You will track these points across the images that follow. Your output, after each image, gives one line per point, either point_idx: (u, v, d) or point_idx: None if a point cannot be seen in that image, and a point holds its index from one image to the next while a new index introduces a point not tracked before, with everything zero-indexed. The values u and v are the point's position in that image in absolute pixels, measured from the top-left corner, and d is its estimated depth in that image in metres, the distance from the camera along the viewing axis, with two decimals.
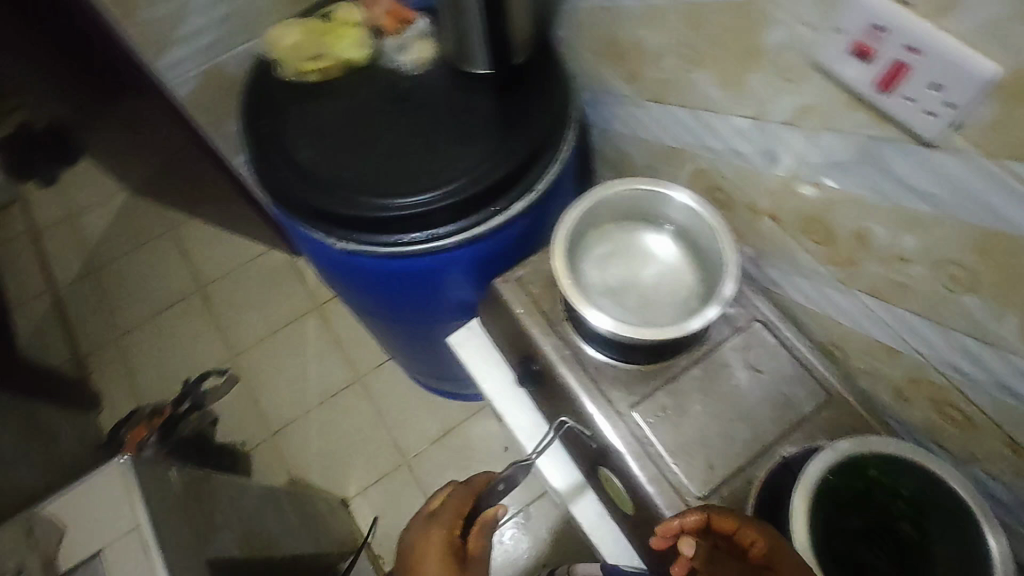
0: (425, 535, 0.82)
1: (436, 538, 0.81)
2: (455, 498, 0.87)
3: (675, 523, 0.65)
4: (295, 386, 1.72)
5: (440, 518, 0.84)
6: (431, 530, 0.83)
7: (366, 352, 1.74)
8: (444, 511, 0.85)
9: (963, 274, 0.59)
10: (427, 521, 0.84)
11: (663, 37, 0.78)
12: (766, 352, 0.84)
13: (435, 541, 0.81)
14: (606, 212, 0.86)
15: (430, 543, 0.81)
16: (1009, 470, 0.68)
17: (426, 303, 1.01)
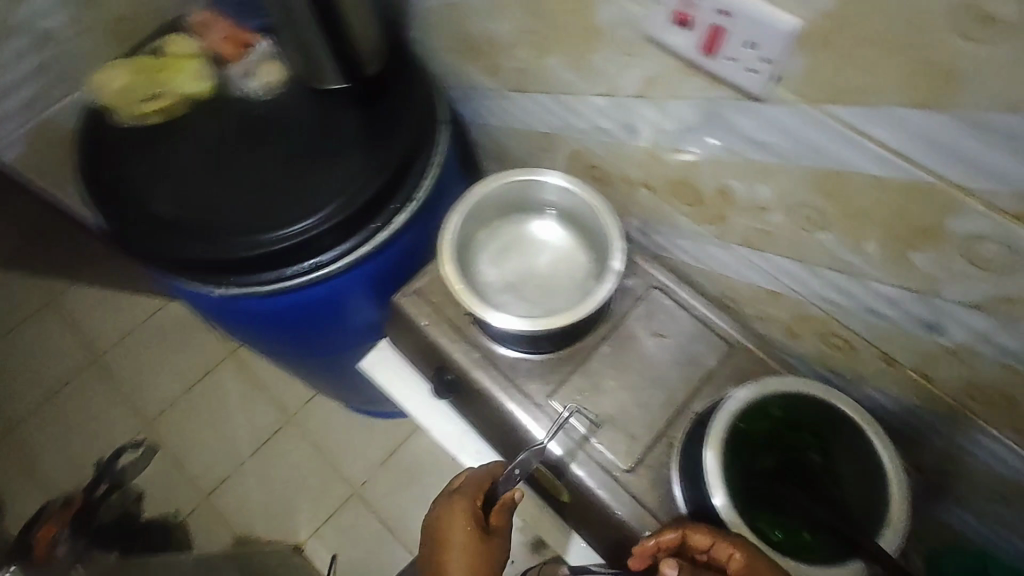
0: (449, 516, 0.79)
1: (460, 520, 0.78)
2: (475, 477, 0.81)
3: (650, 543, 0.69)
4: (223, 440, 1.61)
5: (461, 499, 0.79)
6: (454, 511, 0.79)
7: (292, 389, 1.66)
8: (465, 491, 0.80)
9: (814, 214, 0.63)
10: (449, 500, 0.80)
11: (510, 27, 0.78)
12: (666, 316, 0.87)
13: (458, 524, 0.78)
14: (490, 208, 0.85)
15: (454, 525, 0.78)
16: (890, 382, 0.74)
17: (329, 333, 0.97)
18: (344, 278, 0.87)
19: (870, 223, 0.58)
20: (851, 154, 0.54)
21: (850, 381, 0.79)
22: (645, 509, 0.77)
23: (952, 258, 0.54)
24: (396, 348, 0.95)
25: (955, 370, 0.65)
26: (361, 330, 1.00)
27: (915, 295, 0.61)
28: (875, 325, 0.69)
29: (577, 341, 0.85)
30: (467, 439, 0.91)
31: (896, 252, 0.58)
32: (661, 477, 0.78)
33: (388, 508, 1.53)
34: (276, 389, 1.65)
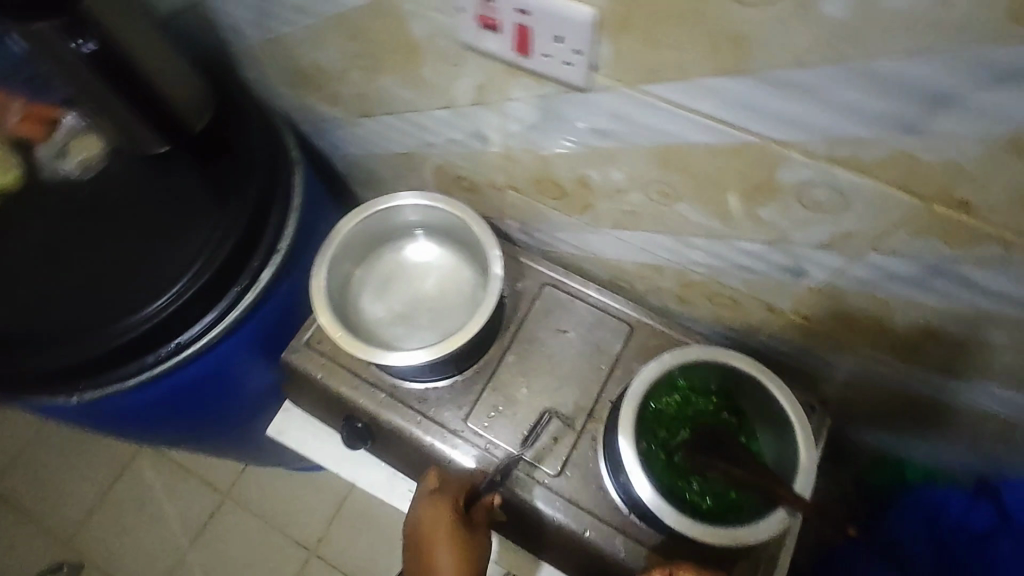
0: (432, 522, 0.73)
1: (444, 524, 0.73)
2: (453, 480, 0.77)
3: None
4: (156, 538, 1.48)
5: (442, 502, 0.74)
6: (435, 516, 0.73)
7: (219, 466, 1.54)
8: (445, 494, 0.75)
9: (666, 188, 0.63)
10: (430, 504, 0.74)
11: (335, 54, 0.74)
12: (565, 310, 0.86)
13: (442, 529, 0.72)
14: (360, 243, 0.82)
15: (438, 530, 0.73)
16: (778, 327, 0.77)
17: (224, 409, 0.89)
18: (221, 349, 0.80)
19: (716, 188, 0.59)
20: (680, 127, 0.55)
21: (746, 332, 0.82)
22: (580, 508, 0.76)
23: (793, 208, 0.56)
24: (301, 406, 0.89)
25: (827, 306, 0.68)
26: (260, 398, 0.92)
27: (774, 246, 0.63)
28: (750, 279, 0.71)
29: (482, 356, 0.83)
30: (396, 479, 0.88)
31: (745, 211, 0.60)
32: (591, 472, 0.78)
33: (351, 557, 1.45)
34: (202, 470, 1.52)
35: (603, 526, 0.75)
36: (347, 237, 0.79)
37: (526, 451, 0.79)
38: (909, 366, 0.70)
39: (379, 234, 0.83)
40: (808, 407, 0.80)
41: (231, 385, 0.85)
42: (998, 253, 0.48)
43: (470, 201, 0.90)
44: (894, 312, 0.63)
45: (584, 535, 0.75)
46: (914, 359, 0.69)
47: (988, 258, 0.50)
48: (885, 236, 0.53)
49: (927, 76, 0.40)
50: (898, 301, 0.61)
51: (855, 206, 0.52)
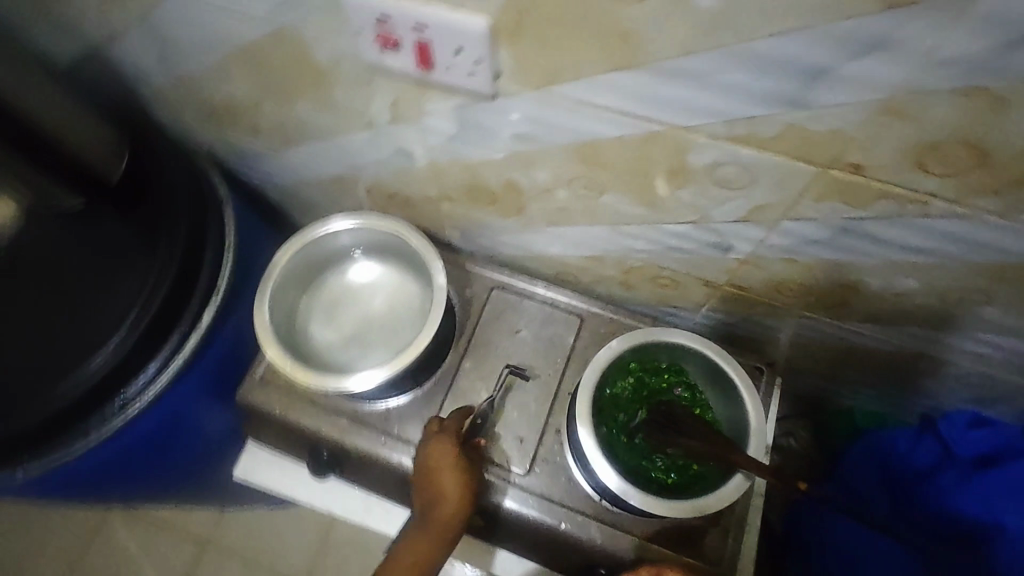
0: (439, 460, 0.73)
1: (450, 461, 0.73)
2: (454, 418, 0.76)
3: None
4: None
5: (448, 441, 0.74)
6: (442, 455, 0.73)
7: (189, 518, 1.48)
8: (449, 432, 0.75)
9: (589, 182, 0.65)
10: (435, 445, 0.74)
11: (246, 86, 0.73)
12: (515, 311, 0.87)
13: (448, 466, 0.73)
14: (302, 272, 0.81)
15: (445, 468, 0.73)
16: (718, 299, 0.80)
17: (183, 459, 0.86)
18: (171, 398, 0.78)
19: (634, 177, 0.61)
20: (591, 123, 0.56)
21: (690, 308, 0.85)
22: (553, 503, 0.77)
23: (708, 187, 0.58)
24: (264, 443, 0.88)
25: (757, 275, 0.71)
26: (221, 442, 0.90)
27: (698, 225, 0.65)
28: (684, 258, 0.73)
29: (439, 367, 0.83)
30: (371, 502, 0.88)
31: (666, 195, 0.62)
32: (559, 466, 0.79)
33: None
34: (173, 524, 1.47)
35: (577, 516, 0.76)
36: (287, 267, 0.78)
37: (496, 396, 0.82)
38: (841, 321, 0.74)
39: (321, 260, 0.83)
40: (757, 372, 0.83)
41: (187, 432, 0.83)
42: (894, 207, 0.52)
43: (407, 215, 0.90)
44: (818, 273, 0.66)
45: (560, 528, 0.76)
46: (844, 314, 0.72)
47: (887, 214, 0.53)
48: (794, 204, 0.56)
49: (805, 53, 0.42)
50: (819, 262, 0.64)
51: (762, 180, 0.55)
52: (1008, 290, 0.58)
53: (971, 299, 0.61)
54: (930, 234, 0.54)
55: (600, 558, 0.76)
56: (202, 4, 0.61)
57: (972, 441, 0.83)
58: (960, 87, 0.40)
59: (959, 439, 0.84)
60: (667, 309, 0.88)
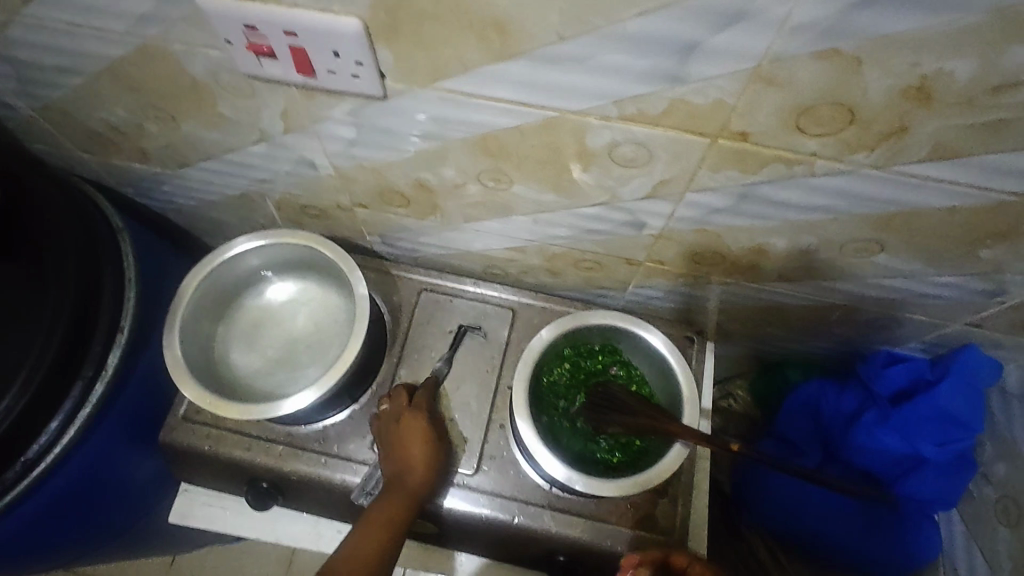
0: (407, 427, 0.73)
1: (420, 430, 0.73)
2: (422, 391, 0.78)
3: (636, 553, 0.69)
4: None
5: (417, 410, 0.75)
6: (412, 422, 0.74)
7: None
8: (417, 403, 0.76)
9: (496, 174, 0.64)
10: (404, 413, 0.74)
11: (123, 109, 0.68)
12: (446, 312, 0.86)
13: (417, 433, 0.73)
14: (214, 299, 0.77)
15: (413, 436, 0.73)
16: (641, 276, 0.81)
17: (114, 514, 0.80)
18: (86, 451, 0.73)
19: (540, 166, 0.61)
20: (485, 116, 0.55)
21: (618, 288, 0.86)
22: (503, 498, 0.76)
23: (610, 168, 0.59)
24: (200, 484, 0.84)
25: (673, 248, 0.72)
26: (154, 487, 0.85)
27: (609, 206, 0.66)
28: (602, 240, 0.74)
29: (374, 378, 0.81)
30: (321, 526, 0.85)
31: (572, 180, 0.62)
32: (506, 460, 0.78)
33: None
34: None
35: (530, 507, 0.76)
36: (196, 295, 0.74)
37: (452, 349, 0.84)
38: (756, 283, 0.77)
39: (235, 284, 0.79)
40: (688, 341, 0.85)
41: (112, 484, 0.78)
42: (783, 170, 0.54)
43: (324, 227, 0.87)
44: (727, 240, 0.68)
45: (514, 522, 0.76)
46: (758, 276, 0.75)
47: (778, 177, 0.55)
48: (693, 177, 0.57)
49: (673, 29, 0.42)
50: (726, 230, 0.66)
51: (659, 156, 0.55)
52: (898, 237, 0.61)
53: (866, 249, 0.65)
54: (820, 192, 0.56)
55: (559, 545, 0.76)
56: (54, 25, 0.57)
57: (889, 378, 0.85)
58: (819, 50, 0.42)
59: (878, 377, 0.86)
60: (596, 291, 0.89)
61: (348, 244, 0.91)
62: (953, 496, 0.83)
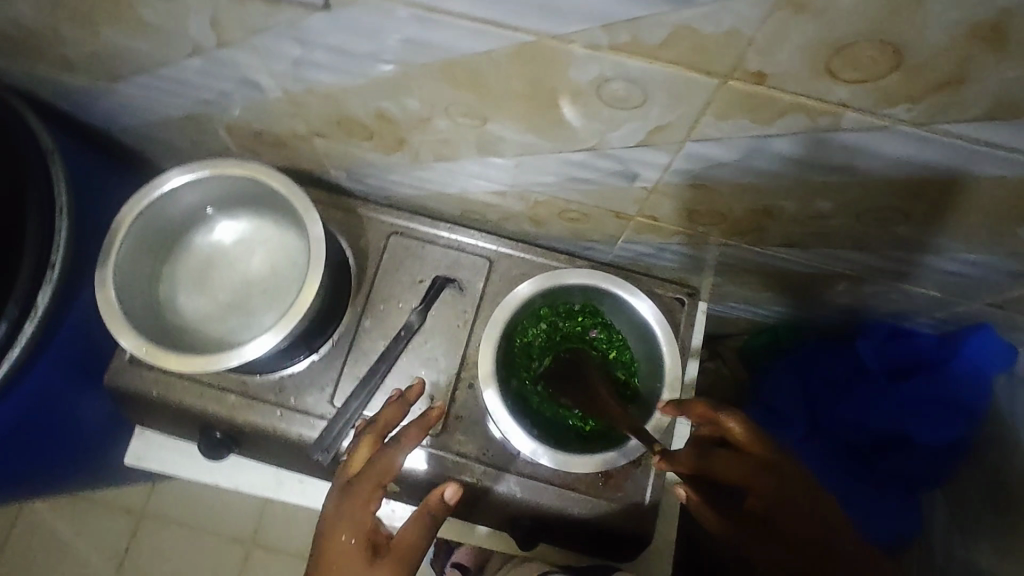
0: (336, 518, 0.59)
1: (346, 528, 0.58)
2: (378, 457, 0.61)
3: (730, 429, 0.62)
4: None
5: (354, 495, 0.59)
6: (344, 510, 0.59)
7: (106, 510, 1.35)
8: (362, 480, 0.60)
9: (467, 109, 0.55)
10: (340, 493, 0.60)
11: (30, 7, 0.58)
12: (417, 260, 0.79)
13: (342, 532, 0.58)
14: (155, 235, 0.69)
15: (339, 532, 0.58)
16: (631, 231, 0.73)
17: (64, 452, 0.77)
18: (22, 389, 0.68)
19: (517, 103, 0.52)
20: (448, 36, 0.46)
21: (606, 242, 0.79)
22: (469, 460, 0.72)
23: (597, 108, 0.50)
24: (154, 427, 0.80)
25: (668, 204, 0.64)
26: (105, 423, 0.81)
27: (596, 152, 0.57)
28: (589, 190, 0.66)
29: (335, 328, 0.75)
30: (282, 475, 0.82)
31: (553, 120, 0.53)
32: (474, 422, 0.74)
33: (294, 539, 1.34)
34: (90, 519, 1.34)
35: (495, 471, 0.72)
36: (134, 233, 0.66)
37: (423, 302, 0.77)
38: (758, 246, 0.69)
39: (178, 218, 0.71)
40: (678, 303, 0.78)
41: (57, 423, 0.73)
42: (804, 122, 0.45)
43: (283, 156, 0.78)
44: (729, 198, 0.60)
45: (477, 485, 0.72)
46: (761, 239, 0.67)
47: (796, 130, 0.46)
48: (695, 124, 0.48)
49: None
50: (729, 186, 0.57)
51: (655, 97, 0.46)
52: (924, 208, 0.53)
53: (887, 219, 0.57)
54: (844, 152, 0.48)
55: (523, 510, 0.73)
56: None
57: (892, 352, 0.81)
58: None
59: (876, 353, 0.82)
60: (581, 244, 0.82)
61: (313, 177, 0.82)
62: (937, 478, 0.80)
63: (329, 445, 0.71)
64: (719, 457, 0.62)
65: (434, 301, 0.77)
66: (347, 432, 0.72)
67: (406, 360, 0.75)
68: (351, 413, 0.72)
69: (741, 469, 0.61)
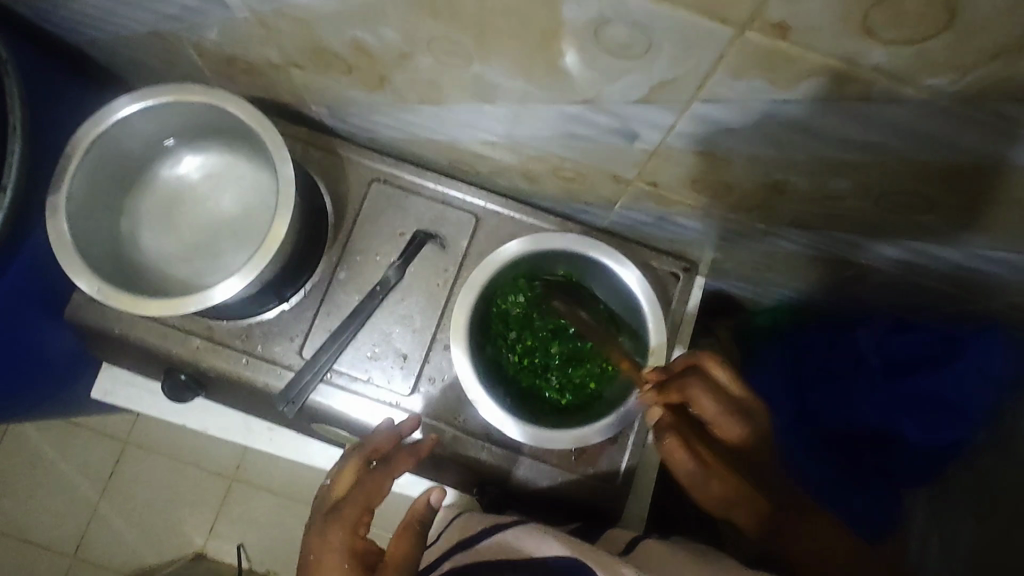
0: (322, 545, 0.57)
1: (336, 553, 0.57)
2: (366, 479, 0.60)
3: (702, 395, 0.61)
4: (45, 518, 1.32)
5: (341, 521, 0.58)
6: (330, 537, 0.58)
7: (91, 437, 1.35)
8: (348, 505, 0.59)
9: (452, 46, 0.49)
10: (325, 521, 0.59)
11: None
12: (399, 210, 0.74)
13: (331, 556, 0.57)
14: (117, 166, 0.65)
15: (329, 559, 0.57)
16: (629, 197, 0.68)
17: (25, 383, 0.75)
18: None
19: (505, 42, 0.46)
20: None
21: (602, 206, 0.73)
22: (440, 424, 0.70)
23: (593, 54, 0.44)
24: (119, 365, 0.77)
25: (669, 170, 0.58)
26: (69, 357, 0.79)
27: (593, 107, 0.51)
28: (585, 148, 0.60)
29: (308, 277, 0.71)
30: (251, 422, 0.80)
31: (545, 65, 0.47)
32: (448, 385, 0.71)
33: (275, 478, 1.33)
34: (74, 443, 1.35)
35: (467, 437, 0.70)
36: (92, 158, 0.61)
37: (402, 257, 0.72)
38: (765, 223, 0.64)
39: (139, 147, 0.66)
40: (673, 278, 0.74)
41: (17, 353, 0.71)
42: (827, 87, 0.39)
43: (260, 85, 0.72)
44: (737, 168, 0.54)
45: (448, 448, 0.70)
46: (768, 216, 0.62)
47: (818, 96, 0.40)
48: (703, 81, 0.42)
49: None
50: (738, 155, 0.52)
51: (659, 45, 0.40)
52: (952, 197, 0.48)
53: (911, 206, 0.51)
54: (870, 125, 0.42)
55: (493, 478, 0.70)
56: None
57: (890, 348, 0.76)
58: None
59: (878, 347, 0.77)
60: (576, 207, 0.76)
61: (293, 111, 0.76)
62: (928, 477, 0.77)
63: (295, 398, 0.68)
64: (707, 395, 0.61)
65: (413, 257, 0.72)
66: (315, 386, 0.69)
67: (380, 316, 0.72)
68: (321, 367, 0.69)
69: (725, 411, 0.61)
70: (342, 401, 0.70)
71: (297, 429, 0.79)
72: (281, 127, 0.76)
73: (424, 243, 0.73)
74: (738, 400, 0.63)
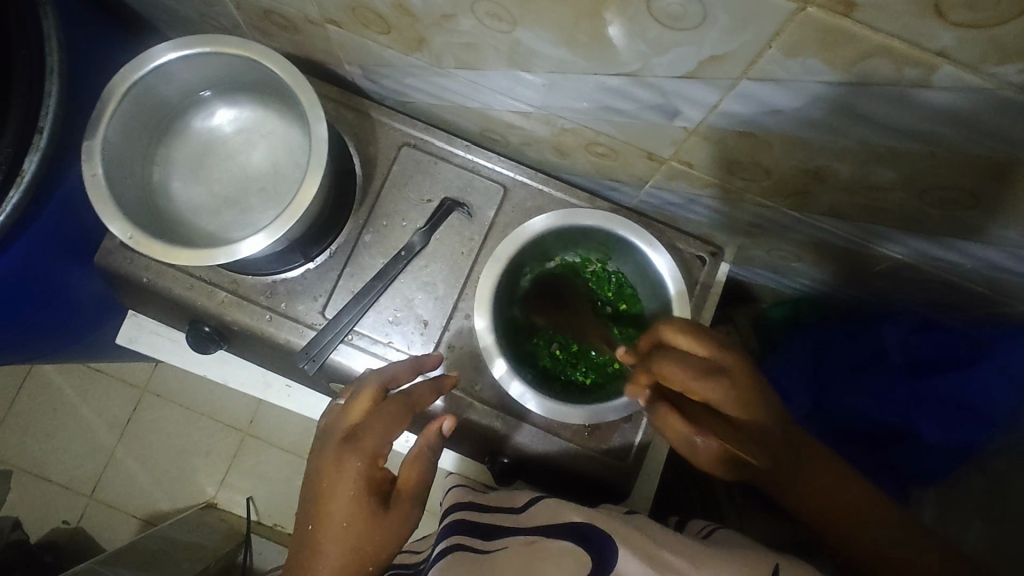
0: (338, 472, 0.57)
1: (350, 481, 0.56)
2: (384, 411, 0.60)
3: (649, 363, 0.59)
4: (66, 457, 1.36)
5: (359, 448, 0.57)
6: (346, 463, 0.57)
7: (111, 384, 1.38)
8: (366, 433, 0.58)
9: (497, 8, 0.48)
10: (342, 447, 0.58)
11: None
12: (427, 176, 0.74)
13: (347, 483, 0.56)
14: (151, 113, 0.65)
15: (345, 485, 0.56)
16: (660, 176, 0.67)
17: (54, 324, 0.77)
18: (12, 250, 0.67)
19: (552, 6, 0.45)
20: None
21: (632, 184, 0.72)
22: (457, 391, 0.70)
23: (642, 24, 0.42)
24: (145, 313, 0.79)
25: (706, 150, 0.57)
26: (97, 303, 0.81)
27: (634, 80, 0.50)
28: (623, 124, 0.59)
29: (333, 238, 0.72)
30: (270, 377, 0.81)
31: (592, 33, 0.46)
32: (467, 353, 0.71)
33: (287, 433, 1.36)
34: (97, 388, 1.38)
35: (480, 405, 0.70)
36: (128, 104, 0.61)
37: (427, 223, 0.72)
38: (799, 211, 0.63)
39: (173, 96, 0.66)
40: (698, 262, 0.74)
41: (48, 296, 0.73)
42: (889, 71, 0.37)
43: (295, 42, 0.71)
44: (778, 151, 0.53)
45: (462, 414, 0.70)
46: (804, 203, 0.61)
47: (874, 80, 0.39)
48: (756, 57, 0.41)
49: None
50: (780, 137, 0.50)
51: (714, 19, 0.39)
52: (1000, 193, 0.46)
53: (955, 202, 0.50)
54: (924, 113, 0.41)
55: (503, 446, 0.71)
56: None
57: (914, 346, 0.76)
58: None
59: (899, 344, 0.77)
60: (604, 184, 0.76)
61: (326, 70, 0.76)
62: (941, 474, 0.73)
63: (316, 356, 0.69)
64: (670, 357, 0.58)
65: (439, 224, 0.72)
66: (336, 345, 0.70)
67: (404, 280, 0.72)
68: (342, 327, 0.70)
69: (703, 371, 0.57)
70: (361, 361, 0.71)
71: (314, 386, 0.80)
72: (315, 85, 0.76)
73: (450, 212, 0.73)
74: (706, 361, 0.58)
